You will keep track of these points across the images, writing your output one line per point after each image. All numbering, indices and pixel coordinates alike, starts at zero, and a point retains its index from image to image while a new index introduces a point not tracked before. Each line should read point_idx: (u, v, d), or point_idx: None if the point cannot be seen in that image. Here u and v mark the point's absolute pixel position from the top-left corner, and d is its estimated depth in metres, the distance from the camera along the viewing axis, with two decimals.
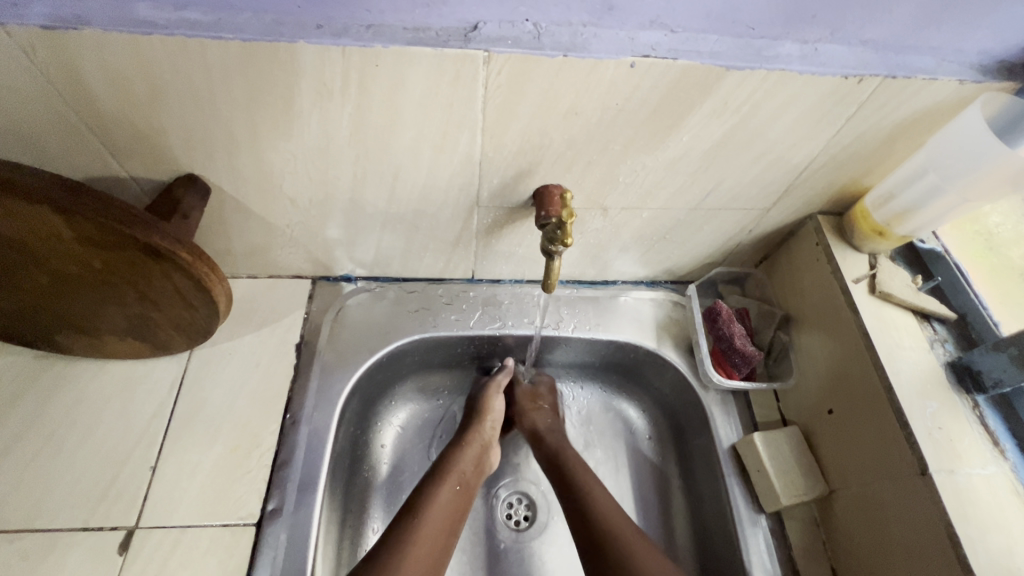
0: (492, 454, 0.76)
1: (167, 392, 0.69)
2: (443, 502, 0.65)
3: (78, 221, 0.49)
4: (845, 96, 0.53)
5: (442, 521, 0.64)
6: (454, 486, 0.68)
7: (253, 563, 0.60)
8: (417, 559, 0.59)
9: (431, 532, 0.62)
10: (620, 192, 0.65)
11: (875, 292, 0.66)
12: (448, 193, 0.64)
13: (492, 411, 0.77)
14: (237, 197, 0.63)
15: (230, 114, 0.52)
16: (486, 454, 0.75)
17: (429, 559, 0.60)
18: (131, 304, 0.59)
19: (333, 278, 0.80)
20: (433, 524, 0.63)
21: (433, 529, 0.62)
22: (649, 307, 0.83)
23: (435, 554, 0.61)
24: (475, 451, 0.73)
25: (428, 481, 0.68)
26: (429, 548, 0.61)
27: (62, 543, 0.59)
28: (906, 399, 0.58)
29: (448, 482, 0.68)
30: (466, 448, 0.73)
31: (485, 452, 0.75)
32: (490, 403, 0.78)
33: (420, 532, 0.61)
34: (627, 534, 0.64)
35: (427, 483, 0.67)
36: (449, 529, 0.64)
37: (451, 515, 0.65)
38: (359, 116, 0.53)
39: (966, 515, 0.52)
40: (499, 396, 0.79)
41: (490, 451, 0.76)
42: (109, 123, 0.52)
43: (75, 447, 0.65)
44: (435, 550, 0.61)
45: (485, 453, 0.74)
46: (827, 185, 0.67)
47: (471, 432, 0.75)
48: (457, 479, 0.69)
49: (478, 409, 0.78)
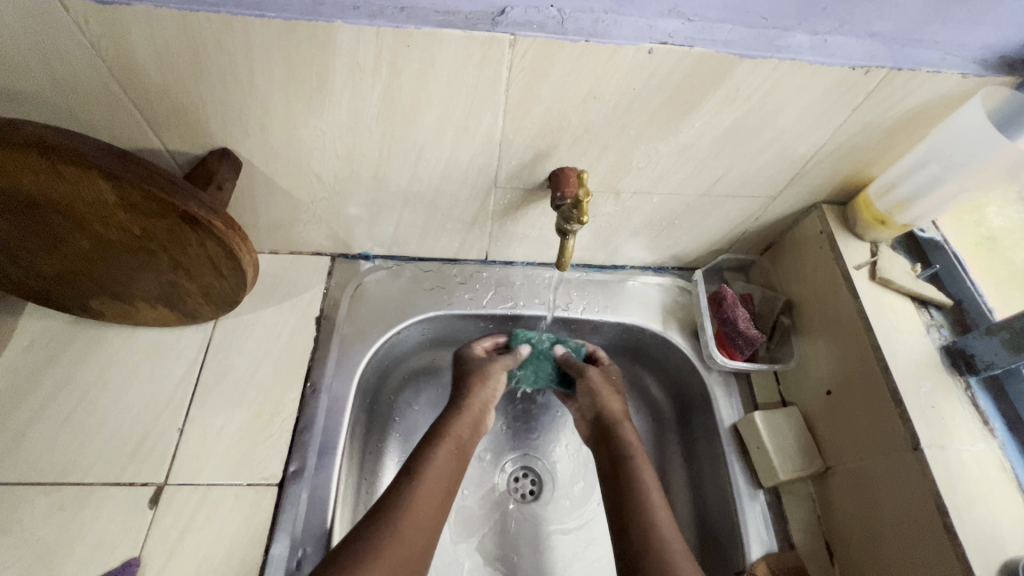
0: (489, 416, 0.77)
1: (193, 358, 0.73)
2: (439, 466, 0.67)
3: (124, 188, 0.52)
4: (851, 87, 0.56)
5: (439, 485, 0.66)
6: (449, 449, 0.69)
7: (276, 520, 0.63)
8: (415, 524, 0.61)
9: (426, 495, 0.64)
10: (632, 176, 0.67)
11: (875, 278, 0.69)
12: (468, 173, 0.66)
13: (491, 377, 0.77)
14: (266, 172, 0.65)
15: (266, 90, 0.54)
16: (482, 416, 0.76)
17: (428, 519, 0.63)
18: (165, 271, 0.62)
19: (351, 256, 0.83)
20: (430, 487, 0.65)
21: (429, 491, 0.64)
22: (655, 291, 0.85)
23: (432, 518, 0.63)
24: (472, 415, 0.74)
25: (426, 445, 0.69)
26: (427, 508, 0.63)
27: (96, 495, 0.62)
28: (902, 379, 0.61)
29: (445, 446, 0.69)
30: (464, 413, 0.74)
31: (482, 414, 0.76)
32: (489, 370, 0.77)
33: (416, 496, 0.63)
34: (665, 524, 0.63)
35: (425, 447, 0.69)
36: (445, 491, 0.66)
37: (447, 478, 0.67)
38: (388, 96, 0.56)
39: (956, 488, 0.55)
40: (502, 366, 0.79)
41: (488, 414, 0.77)
42: (151, 95, 0.54)
43: (107, 407, 0.68)
44: (432, 514, 0.63)
45: (483, 415, 0.76)
46: (832, 175, 0.69)
47: (469, 396, 0.75)
48: (451, 443, 0.70)
49: (479, 373, 0.77)
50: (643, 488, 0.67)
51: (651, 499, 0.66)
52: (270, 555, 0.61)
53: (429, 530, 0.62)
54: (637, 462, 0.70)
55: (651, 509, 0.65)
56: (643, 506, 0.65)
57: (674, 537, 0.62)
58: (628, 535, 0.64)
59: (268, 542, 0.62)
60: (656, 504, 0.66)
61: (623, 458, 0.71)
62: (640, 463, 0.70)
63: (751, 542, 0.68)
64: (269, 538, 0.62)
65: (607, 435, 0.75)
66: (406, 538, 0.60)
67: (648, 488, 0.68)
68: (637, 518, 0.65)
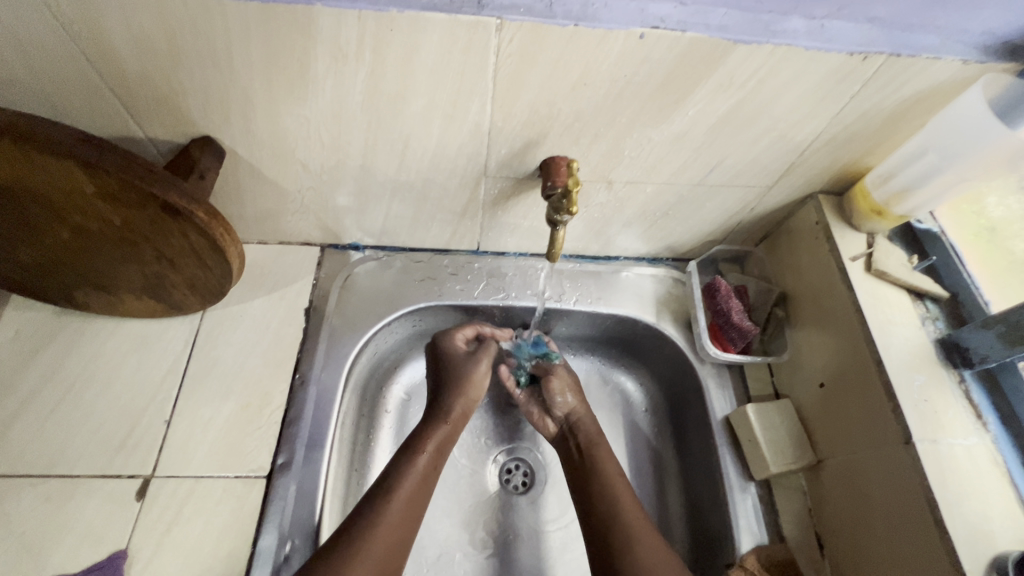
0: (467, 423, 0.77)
1: (180, 349, 0.72)
2: (414, 478, 0.67)
3: (101, 177, 0.50)
4: (849, 74, 0.54)
5: (413, 497, 0.65)
6: (426, 459, 0.69)
7: (264, 512, 0.63)
8: (387, 537, 0.61)
9: (400, 510, 0.63)
10: (625, 165, 0.66)
11: (871, 270, 0.68)
12: (457, 162, 0.65)
13: (473, 381, 0.77)
14: (251, 162, 0.64)
15: (246, 77, 0.53)
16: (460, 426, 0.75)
17: (400, 534, 0.62)
18: (148, 262, 0.61)
19: (341, 246, 0.82)
20: (404, 501, 0.64)
21: (405, 504, 0.64)
22: (649, 282, 0.84)
23: (403, 531, 0.63)
24: (450, 426, 0.74)
25: (403, 456, 0.69)
26: (400, 523, 0.63)
27: (82, 488, 0.62)
28: (895, 372, 0.60)
29: (423, 457, 0.69)
30: (447, 422, 0.74)
31: (462, 420, 0.76)
32: (472, 374, 0.77)
33: (390, 512, 0.63)
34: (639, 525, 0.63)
35: (403, 458, 0.69)
36: (418, 505, 0.66)
37: (421, 492, 0.67)
38: (372, 82, 0.54)
39: (946, 482, 0.55)
40: (483, 367, 0.78)
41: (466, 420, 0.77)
42: (128, 82, 0.53)
43: (93, 399, 0.67)
44: (405, 528, 0.63)
45: (461, 423, 0.76)
46: (829, 164, 0.68)
47: (452, 405, 0.75)
48: (428, 456, 0.70)
49: (459, 378, 0.76)
50: (603, 474, 0.69)
51: (610, 483, 0.68)
52: (258, 548, 0.61)
53: (400, 544, 0.62)
54: (597, 452, 0.72)
55: (610, 491, 0.67)
56: (605, 495, 0.67)
57: (636, 519, 0.64)
58: (594, 528, 0.65)
59: (256, 534, 0.61)
60: (618, 487, 0.67)
61: (584, 451, 0.73)
62: (600, 452, 0.72)
63: (741, 535, 0.67)
64: (256, 530, 0.62)
65: (571, 429, 0.76)
66: (381, 550, 0.60)
67: (608, 473, 0.69)
68: (601, 512, 0.66)
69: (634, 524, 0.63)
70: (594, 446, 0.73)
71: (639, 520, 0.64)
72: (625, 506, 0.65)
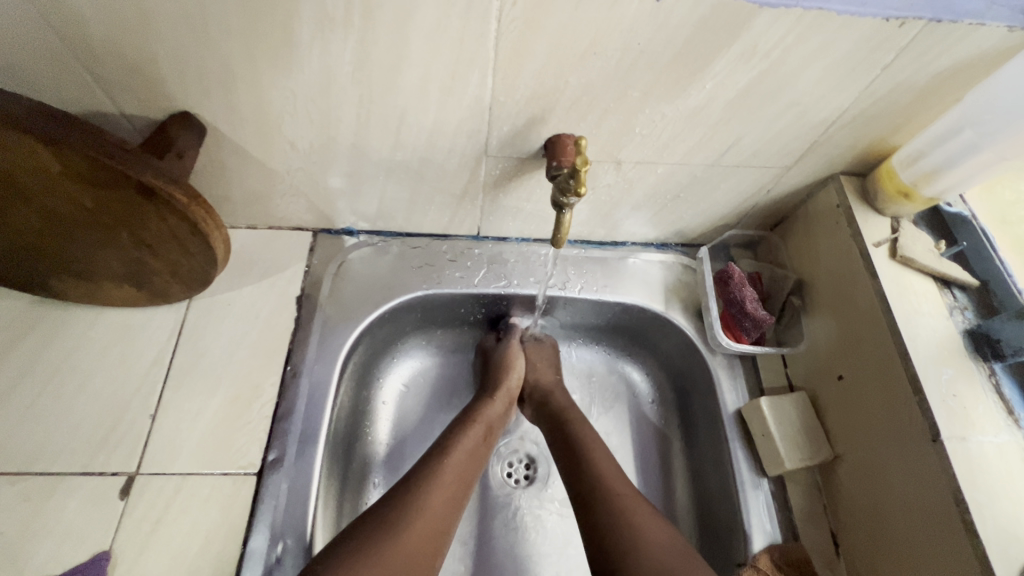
0: (511, 409, 0.77)
1: (166, 340, 0.68)
2: (469, 446, 0.66)
3: (67, 154, 0.46)
4: (882, 42, 0.50)
5: (468, 462, 0.64)
6: (478, 430, 0.69)
7: (254, 512, 0.60)
8: (442, 496, 0.60)
9: (456, 471, 0.62)
10: (635, 144, 0.62)
11: (896, 257, 0.64)
12: (455, 140, 0.60)
13: (515, 365, 0.77)
14: (234, 140, 0.60)
15: (225, 44, 0.48)
16: (509, 408, 0.76)
17: (456, 494, 0.61)
18: (126, 248, 0.58)
19: (335, 231, 0.78)
20: (458, 463, 0.63)
21: (460, 466, 0.63)
22: (657, 269, 0.81)
23: (457, 493, 0.61)
24: (500, 405, 0.74)
25: (456, 426, 0.69)
26: (456, 484, 0.62)
27: (63, 486, 0.59)
28: (922, 364, 0.57)
29: (475, 427, 0.69)
30: (491, 400, 0.74)
31: (507, 402, 0.75)
32: (511, 358, 0.77)
33: (445, 471, 0.62)
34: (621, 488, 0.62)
35: (454, 428, 0.68)
36: (473, 472, 0.65)
37: (477, 460, 0.66)
38: (363, 51, 0.50)
39: (976, 482, 0.51)
40: (519, 351, 0.79)
41: (511, 405, 0.77)
42: (96, 50, 0.48)
43: (74, 393, 0.64)
44: (460, 491, 0.62)
45: (508, 404, 0.75)
46: (854, 143, 0.63)
47: (497, 386, 0.75)
48: (481, 427, 0.69)
49: (501, 363, 0.77)
50: (584, 444, 0.68)
51: (593, 453, 0.66)
52: (248, 548, 0.58)
53: (454, 504, 0.60)
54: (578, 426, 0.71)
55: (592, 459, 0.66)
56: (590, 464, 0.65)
57: (619, 486, 0.62)
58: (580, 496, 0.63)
59: (245, 534, 0.59)
60: (597, 456, 0.66)
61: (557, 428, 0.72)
62: (578, 424, 0.71)
63: (753, 534, 0.65)
64: (246, 530, 0.59)
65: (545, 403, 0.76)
66: (435, 509, 0.58)
67: (586, 440, 0.68)
68: (583, 477, 0.64)
69: (622, 492, 0.61)
70: (569, 420, 0.72)
71: (627, 488, 0.62)
72: (609, 474, 0.64)
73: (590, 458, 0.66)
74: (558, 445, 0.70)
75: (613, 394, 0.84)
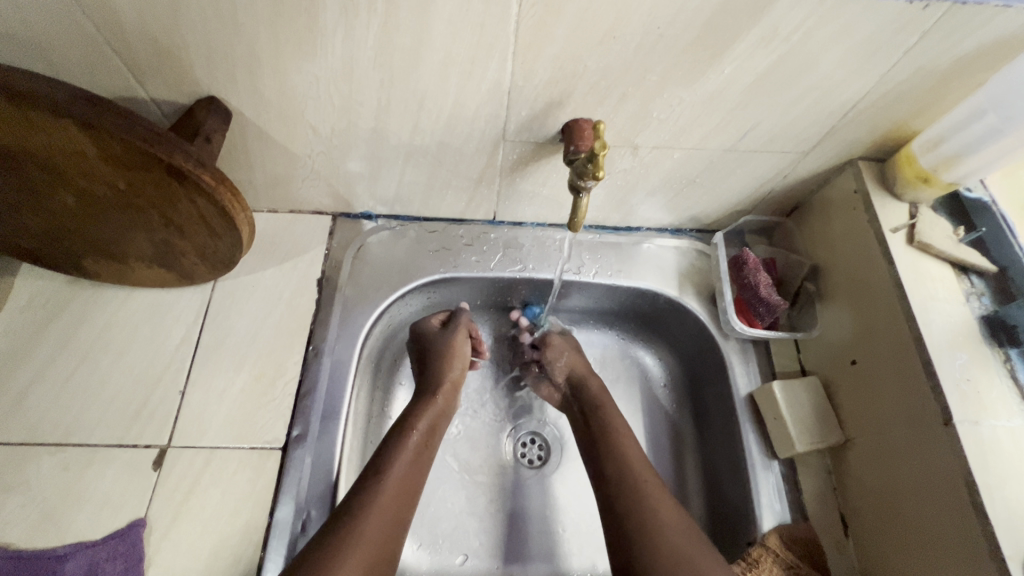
0: (457, 398, 0.75)
1: (193, 319, 0.71)
2: (408, 453, 0.65)
3: (103, 138, 0.48)
4: (905, 25, 0.50)
5: (406, 475, 0.63)
6: (417, 435, 0.67)
7: (280, 485, 0.62)
8: (393, 502, 0.60)
9: (395, 487, 0.61)
10: (653, 129, 0.62)
11: (913, 242, 0.64)
12: (474, 125, 0.61)
13: (457, 353, 0.75)
14: (258, 124, 0.61)
15: (252, 29, 0.49)
16: (451, 399, 0.74)
17: (404, 501, 0.61)
18: (156, 230, 0.60)
19: (353, 216, 0.79)
20: (398, 472, 0.62)
21: (397, 483, 0.62)
22: (671, 254, 0.81)
23: (406, 496, 0.62)
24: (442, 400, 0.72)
25: (393, 436, 0.66)
26: (404, 486, 0.62)
27: (100, 457, 0.62)
28: (936, 349, 0.57)
29: (415, 434, 0.67)
30: (435, 397, 0.72)
31: (452, 396, 0.74)
32: (455, 346, 0.75)
33: (389, 481, 0.61)
34: (665, 513, 0.60)
35: (391, 437, 0.66)
36: (417, 474, 0.64)
37: (419, 459, 0.65)
38: (386, 36, 0.50)
39: (987, 465, 0.52)
40: (465, 337, 0.77)
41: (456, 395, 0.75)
42: (128, 38, 0.50)
43: (107, 370, 0.67)
44: (410, 494, 0.62)
45: (450, 401, 0.74)
46: (872, 128, 0.63)
47: (439, 379, 0.73)
48: (420, 428, 0.68)
49: (442, 352, 0.74)
50: (613, 433, 0.69)
51: (622, 444, 0.67)
52: (274, 519, 0.61)
53: (402, 506, 0.61)
54: (608, 416, 0.71)
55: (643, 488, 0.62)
56: (617, 456, 0.66)
57: (670, 517, 0.59)
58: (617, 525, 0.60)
59: (272, 505, 0.61)
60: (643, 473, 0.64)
61: (589, 417, 0.72)
62: (608, 414, 0.72)
63: (762, 514, 0.66)
64: (273, 501, 0.61)
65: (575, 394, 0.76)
66: (386, 510, 0.59)
67: (632, 459, 0.65)
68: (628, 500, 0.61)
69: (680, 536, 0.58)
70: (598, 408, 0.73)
71: (684, 528, 0.59)
72: (663, 507, 0.60)
73: (641, 485, 0.62)
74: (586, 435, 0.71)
75: (625, 378, 0.86)
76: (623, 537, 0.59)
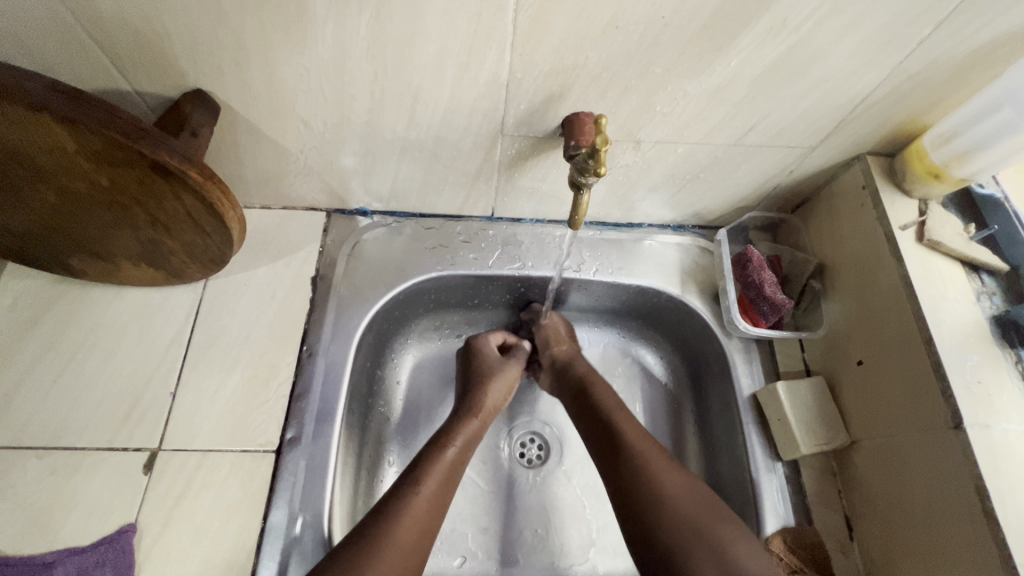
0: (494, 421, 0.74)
1: (183, 319, 0.69)
2: (444, 467, 0.63)
3: (82, 133, 0.46)
4: (919, 14, 0.47)
5: (440, 489, 0.61)
6: (453, 451, 0.65)
7: (272, 489, 0.61)
8: (422, 509, 0.58)
9: (427, 500, 0.59)
10: (655, 122, 0.60)
11: (923, 240, 0.62)
12: (471, 119, 0.59)
13: (505, 375, 0.76)
14: (248, 118, 0.59)
15: (238, 20, 0.47)
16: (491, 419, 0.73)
17: (434, 512, 0.59)
18: (142, 228, 0.58)
19: (349, 212, 0.77)
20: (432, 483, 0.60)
21: (430, 497, 0.59)
22: (674, 252, 0.79)
23: (438, 508, 0.60)
24: (483, 418, 0.71)
25: (432, 449, 0.65)
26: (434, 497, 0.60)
27: (88, 461, 0.60)
28: (947, 350, 0.56)
29: (452, 449, 0.65)
30: (477, 416, 0.71)
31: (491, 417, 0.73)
32: (506, 369, 0.76)
33: (422, 491, 0.59)
34: (668, 479, 0.59)
35: (428, 450, 0.65)
36: (449, 487, 0.62)
37: (455, 474, 0.64)
38: (378, 26, 0.48)
39: (998, 470, 0.51)
40: (518, 368, 0.78)
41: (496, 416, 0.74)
42: (109, 28, 0.48)
43: (95, 371, 0.65)
44: (441, 509, 0.60)
45: (489, 421, 0.72)
46: (882, 122, 0.61)
47: (483, 399, 0.73)
48: (458, 444, 0.66)
49: (491, 372, 0.76)
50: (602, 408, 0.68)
51: (614, 414, 0.67)
52: (268, 523, 0.59)
53: (431, 515, 0.59)
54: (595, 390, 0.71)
55: (642, 458, 0.61)
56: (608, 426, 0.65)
57: (672, 481, 0.59)
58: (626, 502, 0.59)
59: (265, 510, 0.60)
60: (641, 442, 0.63)
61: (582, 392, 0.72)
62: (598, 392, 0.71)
63: (766, 516, 0.65)
64: (266, 506, 0.60)
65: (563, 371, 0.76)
66: (416, 519, 0.57)
67: (629, 436, 0.64)
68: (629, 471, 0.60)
69: (691, 505, 0.56)
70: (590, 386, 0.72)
71: (693, 496, 0.57)
72: (663, 473, 0.59)
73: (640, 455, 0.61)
74: (581, 416, 0.70)
75: (624, 379, 0.84)
76: (634, 510, 0.58)
